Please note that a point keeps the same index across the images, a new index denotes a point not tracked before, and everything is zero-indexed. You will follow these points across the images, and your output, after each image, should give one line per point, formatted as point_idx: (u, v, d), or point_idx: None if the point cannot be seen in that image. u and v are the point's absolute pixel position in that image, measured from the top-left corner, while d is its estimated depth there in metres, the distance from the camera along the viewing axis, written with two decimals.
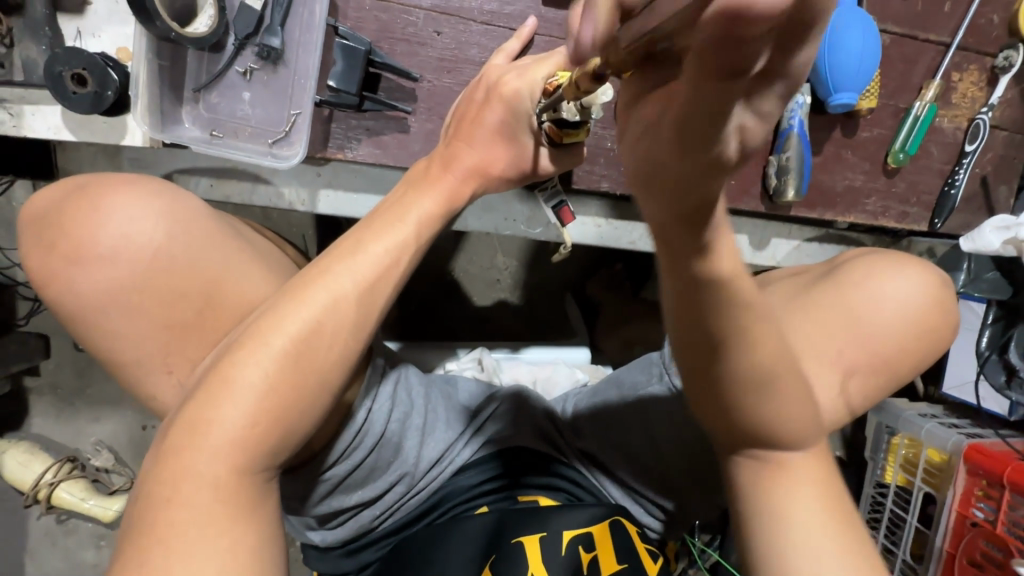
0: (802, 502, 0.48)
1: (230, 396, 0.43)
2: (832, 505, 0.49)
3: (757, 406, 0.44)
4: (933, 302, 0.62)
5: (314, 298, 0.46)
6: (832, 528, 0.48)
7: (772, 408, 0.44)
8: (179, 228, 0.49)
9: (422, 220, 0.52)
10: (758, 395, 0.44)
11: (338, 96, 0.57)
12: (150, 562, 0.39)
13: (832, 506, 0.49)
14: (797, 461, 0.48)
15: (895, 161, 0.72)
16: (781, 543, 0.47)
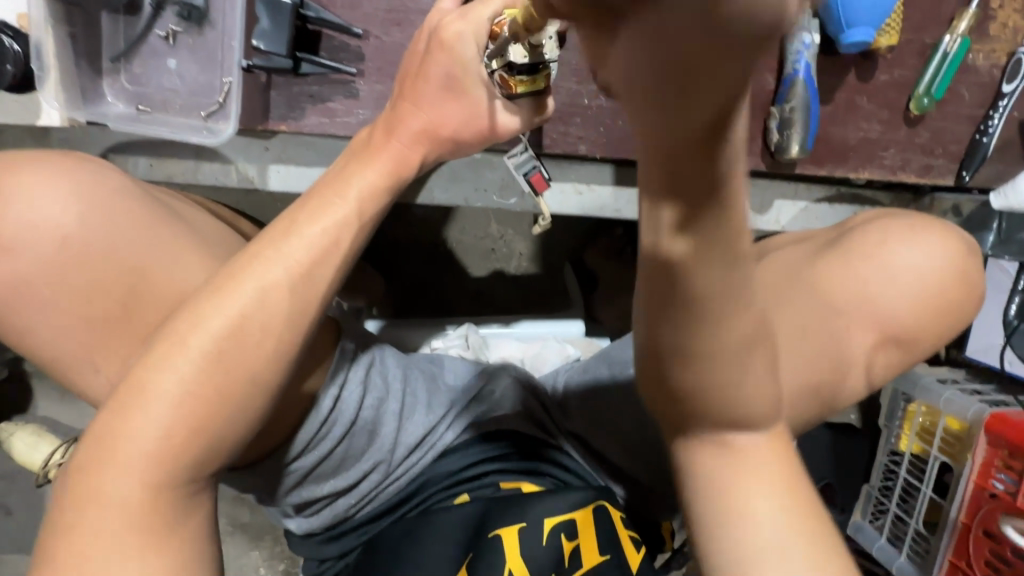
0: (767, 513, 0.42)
1: (143, 405, 0.39)
2: (794, 505, 0.43)
3: (727, 394, 0.33)
4: (950, 271, 0.55)
5: (243, 290, 0.42)
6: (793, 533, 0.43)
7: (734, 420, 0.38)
8: (94, 212, 0.43)
9: (364, 195, 0.47)
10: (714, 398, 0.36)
11: (271, 59, 0.52)
12: None
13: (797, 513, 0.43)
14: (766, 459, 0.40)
15: (918, 107, 0.63)
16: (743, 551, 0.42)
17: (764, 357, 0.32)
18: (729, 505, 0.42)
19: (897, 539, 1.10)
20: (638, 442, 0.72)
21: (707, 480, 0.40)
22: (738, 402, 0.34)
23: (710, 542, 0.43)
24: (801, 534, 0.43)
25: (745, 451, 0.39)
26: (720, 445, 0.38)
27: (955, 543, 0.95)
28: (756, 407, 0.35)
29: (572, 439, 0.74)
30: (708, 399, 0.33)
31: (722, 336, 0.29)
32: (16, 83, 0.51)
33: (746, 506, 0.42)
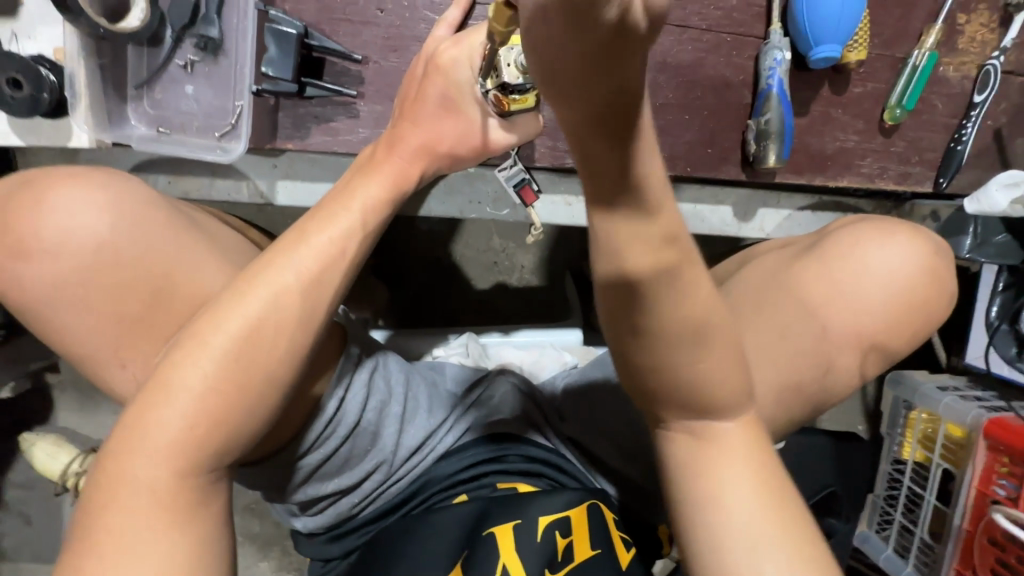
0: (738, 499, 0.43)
1: (166, 399, 0.43)
2: (770, 497, 0.44)
3: (685, 370, 0.39)
4: (925, 272, 0.57)
5: (259, 294, 0.45)
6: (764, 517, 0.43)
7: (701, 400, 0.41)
8: (124, 222, 0.47)
9: (368, 206, 0.51)
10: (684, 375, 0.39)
11: (278, 84, 0.56)
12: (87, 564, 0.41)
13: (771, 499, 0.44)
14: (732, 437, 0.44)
15: (892, 118, 0.66)
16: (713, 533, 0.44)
17: (716, 340, 0.38)
18: (703, 491, 0.44)
19: (904, 551, 1.10)
20: (631, 444, 0.74)
21: (681, 465, 0.44)
22: (700, 381, 0.40)
23: (688, 530, 0.45)
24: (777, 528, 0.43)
25: (715, 433, 0.43)
26: (690, 426, 0.43)
27: (960, 552, 0.95)
28: (717, 386, 0.40)
29: (568, 442, 0.76)
30: (669, 376, 0.39)
31: (670, 314, 0.36)
32: (51, 109, 0.57)
33: (718, 492, 0.43)
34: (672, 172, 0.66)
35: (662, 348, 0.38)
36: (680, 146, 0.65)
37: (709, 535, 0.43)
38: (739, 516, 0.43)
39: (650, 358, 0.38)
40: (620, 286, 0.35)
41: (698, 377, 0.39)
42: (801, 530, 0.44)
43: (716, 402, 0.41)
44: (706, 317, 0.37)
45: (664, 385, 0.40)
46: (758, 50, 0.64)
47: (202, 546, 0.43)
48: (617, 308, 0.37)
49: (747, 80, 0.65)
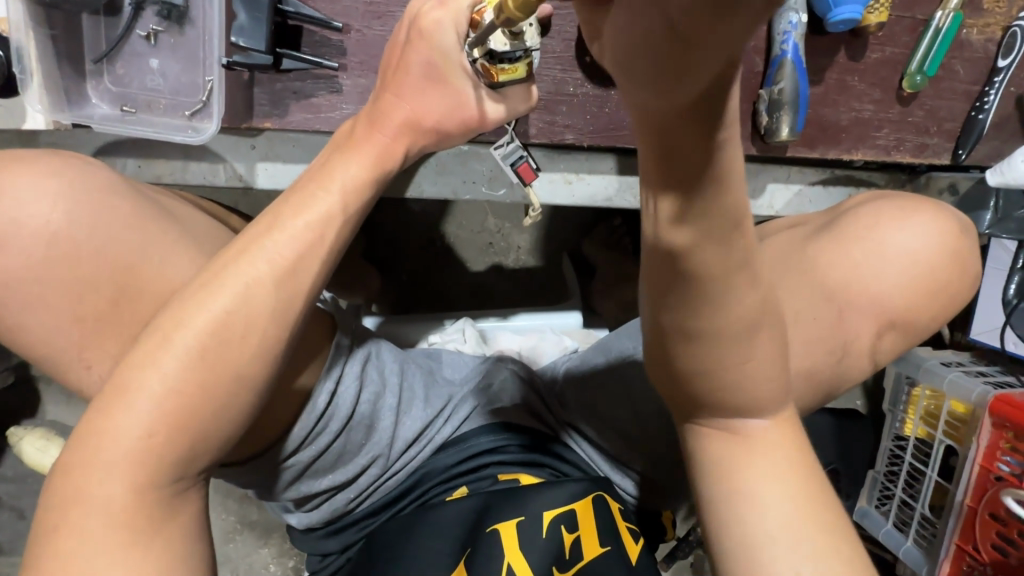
0: (771, 495, 0.42)
1: (128, 403, 0.40)
2: (803, 492, 0.43)
3: (734, 369, 0.36)
4: (944, 251, 0.54)
5: (227, 285, 0.42)
6: (798, 513, 0.42)
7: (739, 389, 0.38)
8: (79, 208, 0.43)
9: (347, 189, 0.47)
10: (735, 350, 0.35)
11: (251, 56, 0.52)
12: None
13: (804, 489, 0.43)
14: (767, 431, 0.42)
15: (911, 85, 0.62)
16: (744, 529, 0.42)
17: (764, 338, 0.36)
18: (733, 488, 0.43)
19: (903, 524, 1.09)
20: (634, 430, 0.71)
21: (712, 462, 0.43)
22: (741, 380, 0.37)
23: (714, 527, 0.44)
24: (812, 525, 0.42)
25: (749, 431, 0.42)
26: (724, 424, 0.41)
27: (961, 527, 0.95)
28: (760, 386, 0.38)
29: (570, 429, 0.74)
30: (715, 377, 0.37)
31: (725, 312, 0.33)
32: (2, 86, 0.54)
33: (753, 490, 0.42)
34: None
35: (708, 351, 0.35)
36: None
37: (737, 533, 0.43)
38: (771, 513, 0.42)
39: (698, 360, 0.35)
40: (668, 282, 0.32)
41: (738, 366, 0.36)
42: (831, 527, 0.43)
43: (757, 404, 0.40)
44: (760, 313, 0.34)
45: (707, 387, 0.38)
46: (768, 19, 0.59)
47: (177, 558, 0.41)
48: (660, 305, 0.34)
49: (758, 46, 0.61)
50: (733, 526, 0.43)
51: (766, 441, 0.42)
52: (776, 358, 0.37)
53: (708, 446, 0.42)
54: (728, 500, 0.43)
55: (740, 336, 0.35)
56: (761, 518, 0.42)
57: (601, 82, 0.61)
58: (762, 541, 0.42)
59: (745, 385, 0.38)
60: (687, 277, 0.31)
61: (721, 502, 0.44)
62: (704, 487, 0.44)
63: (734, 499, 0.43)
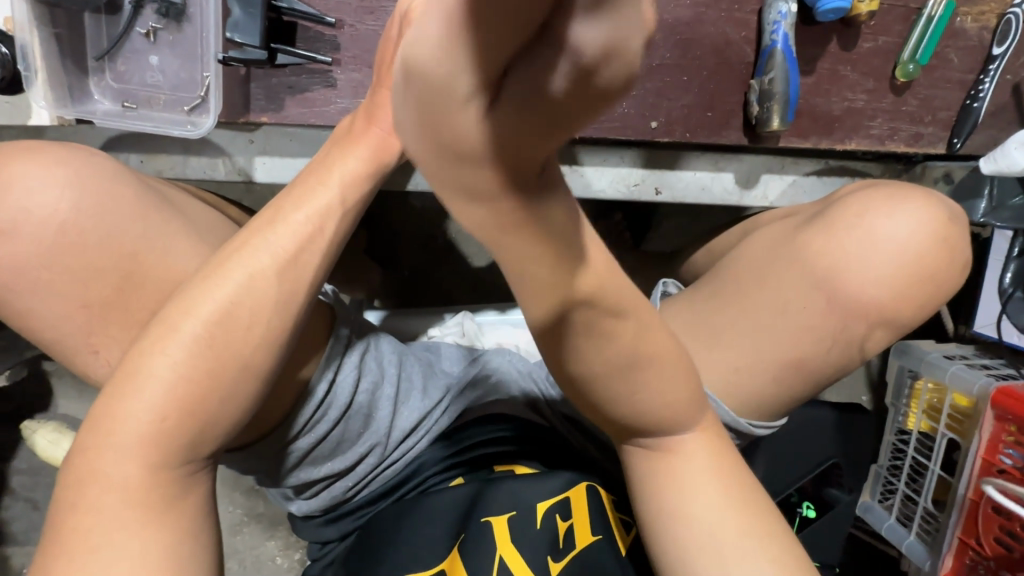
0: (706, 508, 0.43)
1: (136, 388, 0.41)
2: (734, 497, 0.44)
3: (625, 401, 0.37)
4: (936, 239, 0.53)
5: (231, 276, 0.43)
6: (729, 526, 0.43)
7: (646, 417, 0.39)
8: (85, 200, 0.44)
9: (346, 182, 0.48)
10: (622, 382, 0.35)
11: (246, 52, 0.53)
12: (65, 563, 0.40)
13: (737, 500, 0.44)
14: (693, 447, 0.43)
15: (904, 74, 0.62)
16: (685, 546, 0.44)
17: (653, 373, 0.36)
18: (665, 499, 0.44)
19: (906, 519, 1.09)
20: None
21: (642, 477, 0.44)
22: (642, 410, 0.38)
23: (648, 528, 0.46)
24: (745, 532, 0.43)
25: (674, 447, 0.43)
26: (643, 444, 0.43)
27: (963, 521, 0.94)
28: (663, 413, 0.39)
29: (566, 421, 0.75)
30: (613, 408, 0.38)
31: (592, 354, 0.34)
32: (6, 83, 0.55)
33: (683, 509, 0.43)
34: (669, 139, 0.62)
35: (597, 387, 0.36)
36: (679, 110, 0.62)
37: (668, 538, 0.44)
38: (705, 524, 0.43)
39: (588, 391, 0.36)
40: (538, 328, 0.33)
41: (638, 395, 0.37)
42: (768, 538, 0.44)
43: (665, 426, 0.40)
44: (638, 351, 0.34)
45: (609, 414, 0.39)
46: (762, 3, 0.60)
47: (185, 537, 0.43)
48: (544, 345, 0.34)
49: (749, 37, 0.61)
50: (672, 532, 0.44)
51: (691, 455, 0.43)
52: (671, 386, 0.37)
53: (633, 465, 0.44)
54: (663, 516, 0.44)
55: (623, 374, 0.35)
56: (697, 535, 0.43)
57: None
58: (697, 559, 0.43)
59: (647, 412, 0.38)
60: (557, 327, 0.32)
61: (659, 524, 0.45)
62: (639, 502, 0.46)
63: (669, 514, 0.44)
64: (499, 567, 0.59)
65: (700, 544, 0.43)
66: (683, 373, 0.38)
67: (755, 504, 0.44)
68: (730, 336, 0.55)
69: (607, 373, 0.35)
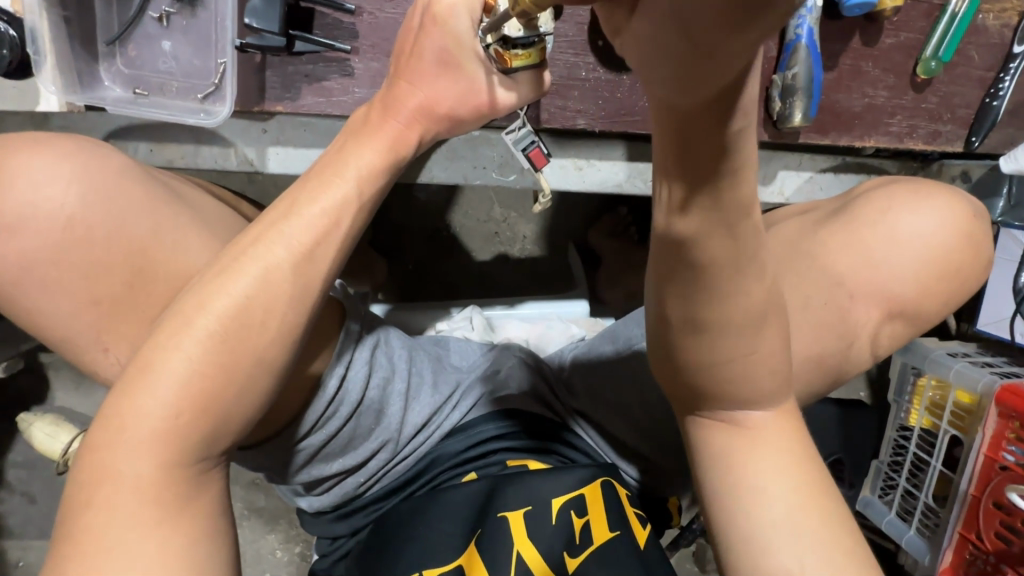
0: (777, 492, 0.44)
1: (149, 385, 0.40)
2: (799, 478, 0.45)
3: (734, 362, 0.38)
4: (955, 238, 0.53)
5: (246, 271, 0.42)
6: (801, 508, 0.44)
7: (741, 381, 0.40)
8: (93, 191, 0.43)
9: (363, 174, 0.47)
10: (738, 341, 0.36)
11: (264, 38, 0.52)
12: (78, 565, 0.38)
13: (805, 483, 0.45)
14: (771, 424, 0.44)
15: (925, 71, 0.62)
16: (763, 530, 0.44)
17: (769, 336, 0.37)
18: (737, 478, 0.45)
19: (907, 514, 1.10)
20: (646, 418, 0.72)
21: (718, 454, 0.45)
22: (745, 375, 0.39)
23: (716, 511, 0.46)
24: (815, 517, 0.44)
25: (751, 423, 0.44)
26: (723, 417, 0.44)
27: (965, 517, 0.95)
28: (763, 380, 0.40)
29: (577, 415, 0.74)
30: (715, 369, 0.38)
31: (729, 303, 0.34)
32: (13, 68, 0.53)
33: (759, 491, 0.44)
34: None
35: (717, 343, 0.36)
36: None
37: (740, 516, 0.45)
38: (778, 506, 0.44)
39: (698, 349, 0.37)
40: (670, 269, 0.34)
41: (748, 358, 0.38)
42: (834, 524, 0.45)
43: (756, 395, 0.41)
44: (766, 309, 0.36)
45: (710, 377, 0.39)
46: None
47: (203, 534, 0.42)
48: (668, 297, 0.35)
49: None
50: (741, 513, 0.45)
51: (770, 429, 0.44)
52: (779, 349, 0.38)
53: (709, 440, 0.45)
54: (733, 496, 0.45)
55: (741, 334, 0.36)
56: (772, 521, 0.44)
57: (613, 66, 0.61)
58: (771, 544, 0.44)
59: (745, 376, 0.39)
60: (698, 275, 0.33)
61: (736, 508, 0.45)
62: (708, 480, 0.47)
63: (742, 495, 0.45)
64: (518, 563, 0.59)
65: (777, 526, 0.44)
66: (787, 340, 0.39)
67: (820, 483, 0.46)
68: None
69: (732, 330, 0.36)
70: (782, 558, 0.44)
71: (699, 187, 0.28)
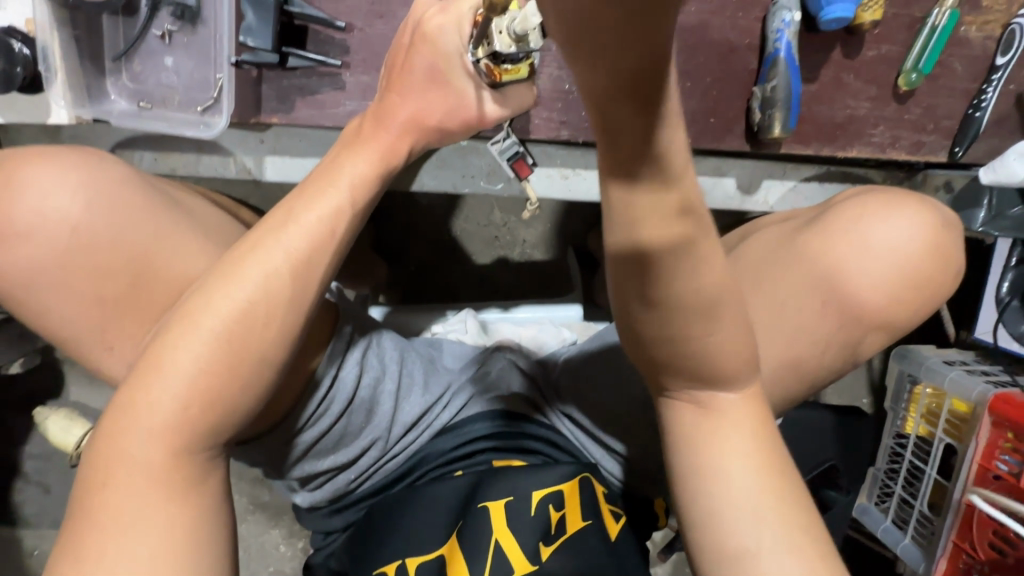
0: (734, 468, 0.49)
1: (159, 379, 0.42)
2: (759, 457, 0.50)
3: (696, 343, 0.39)
4: (929, 250, 0.54)
5: (247, 274, 0.45)
6: (757, 483, 0.49)
7: (707, 371, 0.42)
8: (98, 200, 0.46)
9: (356, 184, 0.49)
10: (699, 324, 0.38)
11: (258, 55, 0.55)
12: (89, 546, 0.40)
13: (763, 462, 0.50)
14: (737, 405, 0.49)
15: (906, 83, 0.62)
16: (722, 504, 0.49)
17: (725, 316, 0.39)
18: (704, 456, 0.49)
19: (902, 522, 1.09)
20: (635, 421, 0.73)
21: (685, 435, 0.50)
22: (708, 355, 0.40)
23: (682, 487, 0.51)
24: (770, 495, 0.49)
25: (716, 404, 0.48)
26: (693, 398, 0.48)
27: (959, 525, 0.95)
28: (729, 359, 0.42)
29: (565, 418, 0.76)
30: (682, 351, 0.40)
31: (691, 291, 0.36)
32: (26, 84, 0.57)
33: (718, 467, 0.49)
34: None
35: (680, 327, 0.38)
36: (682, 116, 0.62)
37: (707, 492, 0.50)
38: (738, 484, 0.49)
39: (660, 335, 0.39)
40: (626, 245, 0.35)
41: (711, 343, 0.40)
42: (788, 499, 0.49)
43: (728, 375, 0.43)
44: (721, 295, 0.38)
45: (672, 362, 0.41)
46: (766, 11, 0.60)
47: (207, 519, 0.44)
48: (625, 275, 0.37)
49: (752, 44, 0.62)
50: (707, 487, 0.50)
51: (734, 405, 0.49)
52: (739, 333, 0.41)
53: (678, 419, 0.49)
54: (696, 472, 0.50)
55: (703, 316, 0.38)
56: (729, 497, 0.49)
57: None
58: (731, 515, 0.49)
59: (712, 363, 0.41)
60: (658, 267, 0.35)
61: (697, 485, 0.50)
62: (676, 458, 0.51)
63: (706, 472, 0.50)
64: (496, 552, 0.61)
65: (734, 499, 0.49)
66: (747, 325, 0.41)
67: (778, 461, 0.50)
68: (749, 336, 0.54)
69: (693, 313, 0.37)
70: (741, 528, 0.48)
71: (636, 137, 0.28)
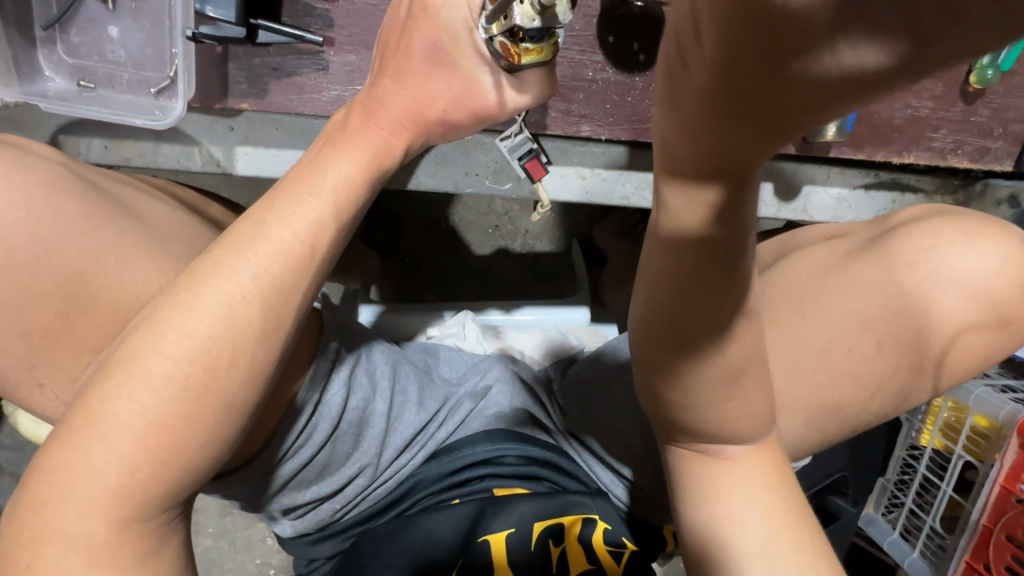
0: (749, 523, 0.42)
1: (96, 438, 0.35)
2: (786, 519, 0.43)
3: (714, 408, 0.38)
4: (1003, 278, 0.47)
5: (206, 304, 0.37)
6: (781, 544, 0.42)
7: (722, 428, 0.39)
8: (14, 213, 0.39)
9: (341, 188, 0.41)
10: (723, 392, 0.37)
11: (220, 28, 0.47)
12: None
13: (784, 521, 0.43)
14: (750, 459, 0.42)
15: (980, 80, 0.54)
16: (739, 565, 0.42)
17: (751, 380, 0.37)
18: (716, 510, 0.43)
19: (909, 533, 1.02)
20: (647, 451, 0.65)
21: (694, 485, 0.44)
22: (725, 417, 0.39)
23: (692, 538, 0.45)
24: (791, 556, 0.42)
25: (731, 456, 0.42)
26: (703, 448, 0.42)
27: (974, 545, 0.88)
28: (751, 421, 0.39)
29: (572, 439, 0.68)
30: (691, 411, 0.38)
31: (722, 355, 0.34)
32: None
33: (733, 517, 0.43)
34: None
35: (697, 388, 0.36)
36: None
37: (727, 561, 0.43)
38: (752, 539, 0.42)
39: (671, 391, 0.37)
40: (665, 286, 0.31)
41: (730, 404, 0.38)
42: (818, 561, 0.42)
43: (737, 434, 0.40)
44: (750, 360, 0.35)
45: (691, 419, 0.39)
46: None
47: None
48: (668, 342, 0.34)
49: None
50: (725, 542, 0.43)
51: (750, 463, 0.42)
52: (760, 395, 0.38)
53: (681, 466, 0.44)
54: (711, 528, 0.43)
55: (725, 382, 0.36)
56: (748, 557, 0.42)
57: (623, 66, 0.54)
58: None
59: (726, 421, 0.39)
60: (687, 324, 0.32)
61: (711, 539, 0.43)
62: (684, 506, 0.45)
63: (721, 526, 0.43)
64: None
65: (752, 555, 0.42)
66: (766, 383, 0.39)
67: (802, 516, 0.43)
68: (789, 375, 0.48)
69: (721, 378, 0.35)
70: None
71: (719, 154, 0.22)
